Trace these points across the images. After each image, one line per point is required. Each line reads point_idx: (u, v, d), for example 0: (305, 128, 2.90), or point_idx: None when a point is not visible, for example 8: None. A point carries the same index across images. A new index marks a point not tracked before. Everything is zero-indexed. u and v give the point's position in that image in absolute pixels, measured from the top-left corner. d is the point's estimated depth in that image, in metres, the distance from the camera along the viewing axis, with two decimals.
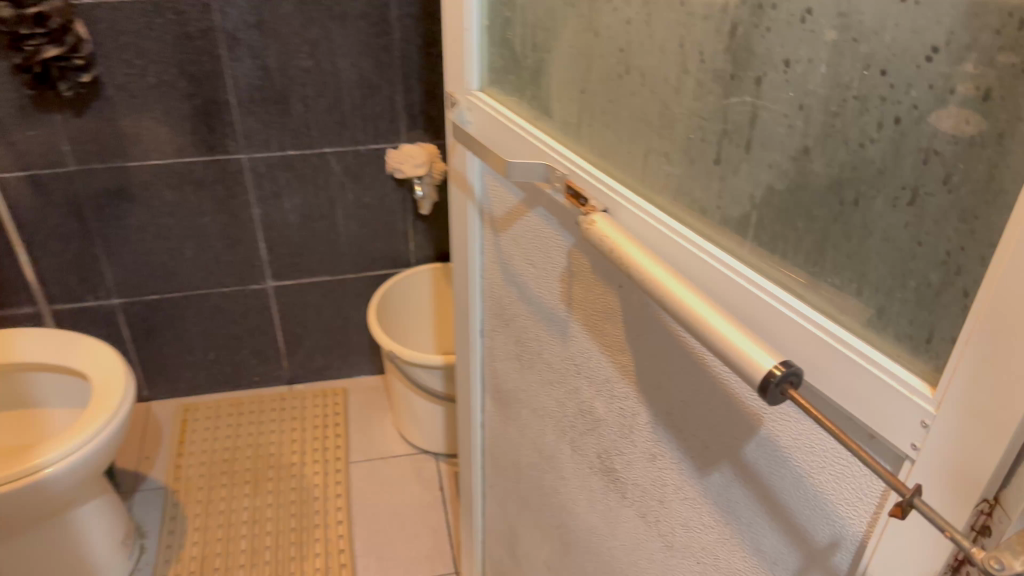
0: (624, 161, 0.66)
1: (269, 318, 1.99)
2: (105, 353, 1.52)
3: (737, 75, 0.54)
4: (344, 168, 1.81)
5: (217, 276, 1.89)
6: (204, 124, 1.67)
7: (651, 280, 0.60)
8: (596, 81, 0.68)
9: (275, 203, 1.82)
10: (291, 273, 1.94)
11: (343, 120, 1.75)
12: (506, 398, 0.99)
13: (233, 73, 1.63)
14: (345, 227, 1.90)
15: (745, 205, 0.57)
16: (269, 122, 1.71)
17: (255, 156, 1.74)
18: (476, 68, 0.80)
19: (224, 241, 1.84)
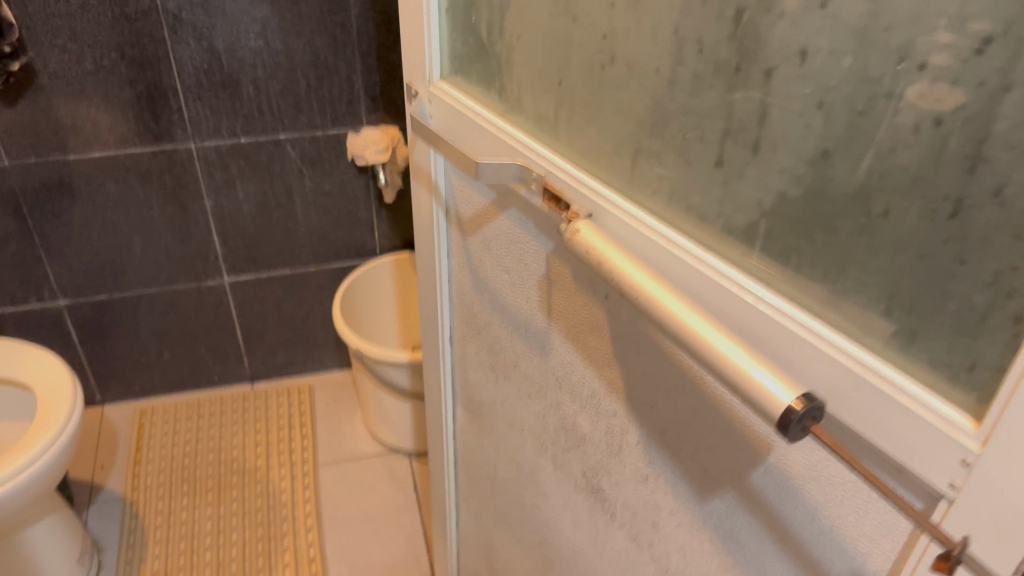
0: (609, 161, 0.59)
1: (226, 314, 1.90)
2: (50, 364, 1.43)
3: (743, 66, 0.47)
4: (300, 154, 1.72)
5: (169, 272, 1.79)
6: (148, 112, 1.57)
7: (646, 297, 0.53)
8: (575, 73, 0.59)
9: (228, 193, 1.72)
10: (248, 267, 1.85)
11: (298, 104, 1.66)
12: (480, 408, 0.92)
13: (178, 57, 1.52)
14: (304, 216, 1.82)
15: (753, 214, 0.50)
16: (217, 108, 1.61)
17: (205, 145, 1.64)
18: (436, 56, 0.72)
19: (175, 235, 1.74)
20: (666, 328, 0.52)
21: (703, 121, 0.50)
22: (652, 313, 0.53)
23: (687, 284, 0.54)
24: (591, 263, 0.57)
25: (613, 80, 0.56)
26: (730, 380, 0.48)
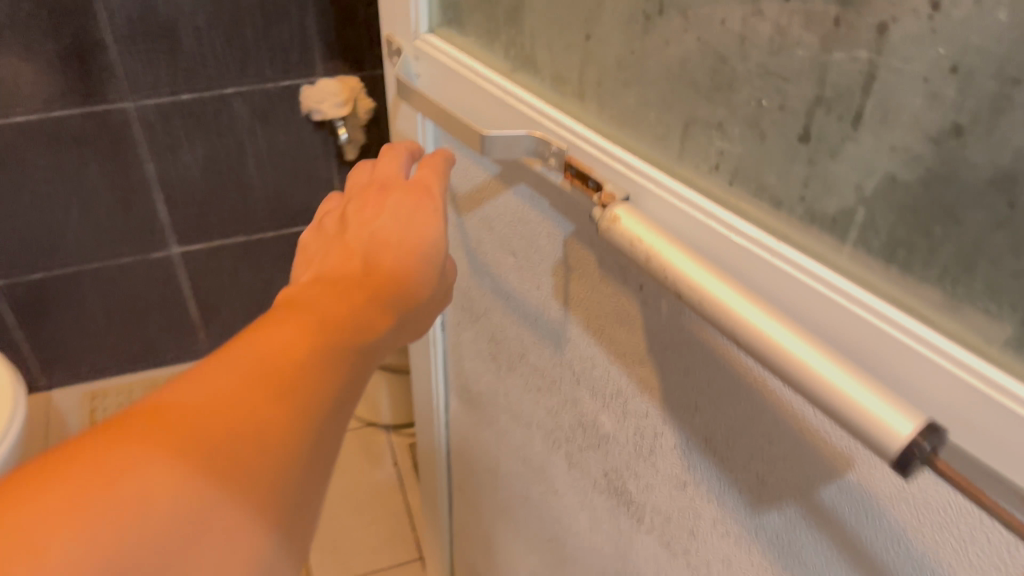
0: (652, 131, 0.49)
1: (177, 288, 1.77)
2: None
3: (846, 19, 0.37)
4: (250, 108, 1.55)
5: (112, 245, 1.64)
6: (72, 67, 1.38)
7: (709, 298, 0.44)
8: (608, 26, 0.49)
9: (172, 155, 1.56)
10: (199, 236, 1.71)
11: (246, 54, 1.48)
12: (477, 399, 0.83)
13: (102, 7, 1.34)
14: (258, 177, 1.66)
15: (849, 199, 0.41)
16: (153, 62, 1.43)
17: (144, 104, 1.47)
18: (424, 6, 0.60)
19: (116, 203, 1.58)
20: (741, 340, 0.43)
21: (786, 87, 0.41)
22: (722, 321, 0.44)
23: (758, 282, 0.44)
24: (639, 259, 0.47)
25: (661, 35, 0.46)
26: (827, 404, 0.40)
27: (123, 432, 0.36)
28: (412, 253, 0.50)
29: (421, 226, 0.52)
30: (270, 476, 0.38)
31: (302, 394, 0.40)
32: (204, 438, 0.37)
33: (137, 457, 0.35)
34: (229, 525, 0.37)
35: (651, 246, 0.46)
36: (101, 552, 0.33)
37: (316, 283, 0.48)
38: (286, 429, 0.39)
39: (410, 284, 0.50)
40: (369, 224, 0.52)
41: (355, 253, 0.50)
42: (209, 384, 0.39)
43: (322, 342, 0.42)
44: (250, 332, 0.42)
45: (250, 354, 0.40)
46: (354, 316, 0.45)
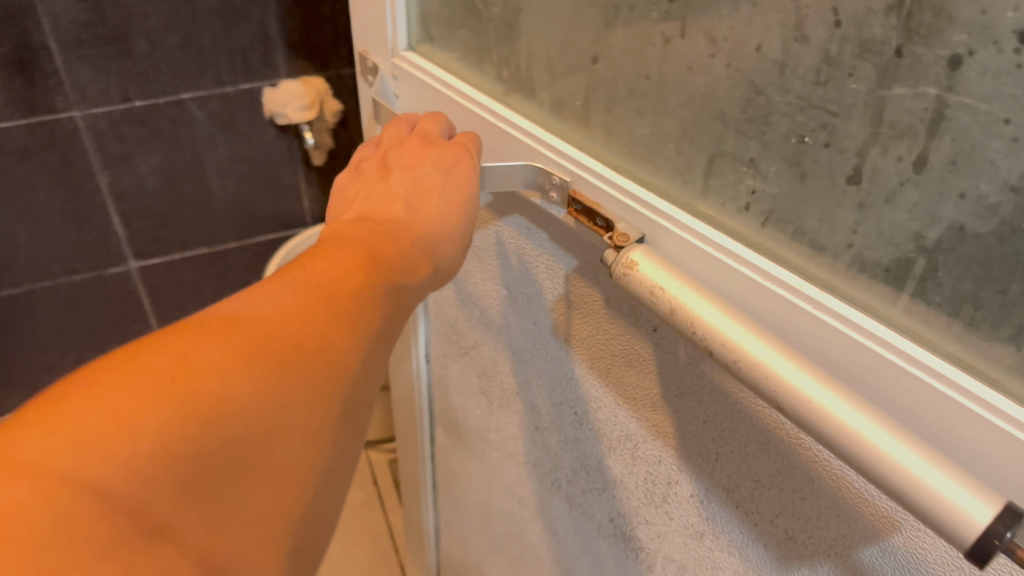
0: (670, 165, 0.44)
1: (139, 308, 1.59)
2: None
3: (911, 49, 0.32)
4: (210, 116, 1.37)
5: (62, 261, 1.43)
6: (15, 76, 1.20)
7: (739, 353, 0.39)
8: (620, 48, 0.43)
9: (127, 165, 1.37)
10: (159, 251, 1.51)
11: (205, 59, 1.30)
12: (466, 434, 0.78)
13: (42, 8, 1.15)
14: (221, 186, 1.48)
15: (906, 248, 0.36)
16: (102, 65, 1.24)
17: (93, 113, 1.28)
18: (402, 19, 0.54)
19: (69, 219, 1.38)
20: (782, 405, 0.38)
21: (834, 122, 0.35)
22: (761, 384, 0.38)
23: (796, 335, 0.39)
24: (661, 311, 0.42)
25: (682, 59, 0.40)
26: (885, 484, 0.35)
27: (184, 328, 0.35)
28: (450, 203, 0.47)
29: (460, 175, 0.48)
30: (331, 387, 0.37)
31: (356, 322, 0.39)
32: (276, 338, 0.36)
33: (213, 371, 0.33)
34: (293, 431, 0.35)
35: (670, 292, 0.41)
36: (187, 430, 0.31)
37: (349, 237, 0.43)
38: (347, 348, 0.38)
39: (436, 251, 0.45)
40: (411, 171, 0.48)
41: (395, 200, 0.46)
42: (275, 302, 0.37)
43: (371, 273, 0.41)
44: (297, 262, 0.41)
45: (308, 274, 0.39)
46: (387, 269, 0.42)
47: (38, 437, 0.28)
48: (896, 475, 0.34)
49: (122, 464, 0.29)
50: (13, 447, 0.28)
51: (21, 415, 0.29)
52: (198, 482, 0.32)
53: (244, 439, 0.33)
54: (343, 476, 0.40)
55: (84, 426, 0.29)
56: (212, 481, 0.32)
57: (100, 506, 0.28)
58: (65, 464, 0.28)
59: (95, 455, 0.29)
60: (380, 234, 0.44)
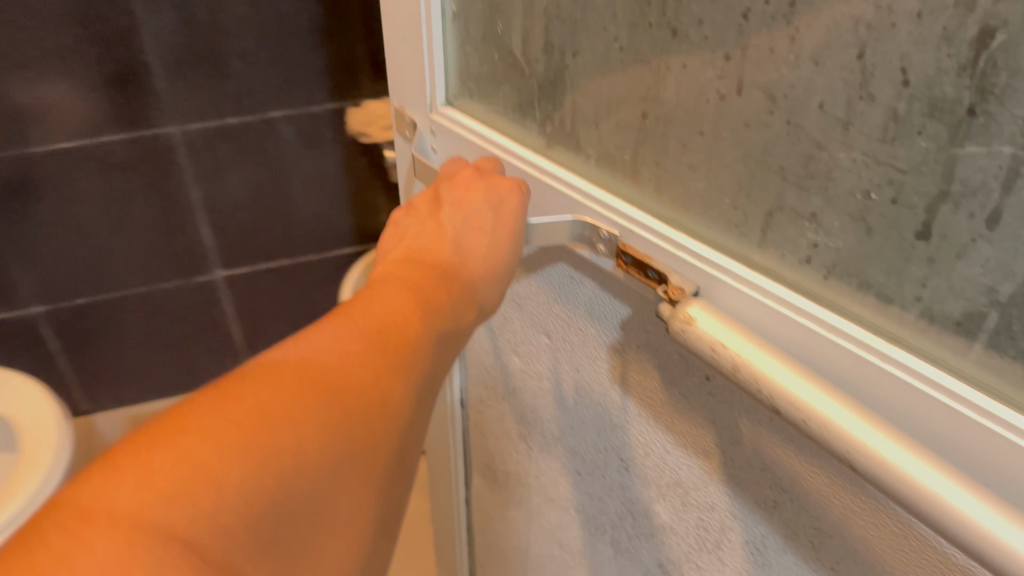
0: (725, 218, 0.44)
1: (239, 311, 1.49)
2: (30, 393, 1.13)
3: (984, 108, 0.31)
4: (297, 134, 1.26)
5: (154, 272, 1.36)
6: (116, 91, 1.14)
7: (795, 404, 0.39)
8: (671, 105, 0.43)
9: (218, 181, 1.28)
10: (246, 260, 1.40)
11: (291, 76, 1.19)
12: (505, 478, 0.77)
13: (139, 31, 1.09)
14: (304, 200, 1.35)
15: (978, 301, 0.36)
16: (202, 87, 1.17)
17: (190, 129, 1.20)
18: (442, 76, 0.54)
19: (161, 231, 1.32)
20: (854, 464, 0.37)
21: (901, 179, 0.35)
22: (833, 444, 0.38)
23: (864, 389, 0.38)
24: (724, 368, 0.41)
25: (738, 117, 0.40)
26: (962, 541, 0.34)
27: (250, 379, 0.35)
28: (497, 243, 0.48)
29: (507, 212, 0.49)
30: (391, 432, 0.38)
31: (408, 368, 0.40)
32: (340, 385, 0.37)
33: (284, 419, 0.34)
34: (353, 482, 0.36)
35: (726, 342, 0.41)
36: (265, 479, 0.32)
37: (404, 279, 0.45)
38: (402, 395, 0.39)
39: (482, 288, 0.47)
40: (461, 210, 0.49)
41: (445, 241, 0.48)
42: (335, 348, 0.38)
43: (423, 317, 0.42)
44: (347, 306, 0.42)
45: (365, 320, 0.40)
46: (438, 309, 0.44)
47: (132, 486, 0.29)
48: (978, 535, 0.33)
49: (207, 515, 0.30)
50: (108, 496, 0.29)
51: (108, 462, 0.30)
52: (275, 532, 0.32)
53: (313, 490, 0.34)
54: (386, 528, 0.40)
55: (172, 474, 0.30)
56: (287, 532, 0.33)
57: (190, 557, 0.29)
58: (155, 515, 0.29)
59: (182, 508, 0.29)
60: (429, 279, 0.45)
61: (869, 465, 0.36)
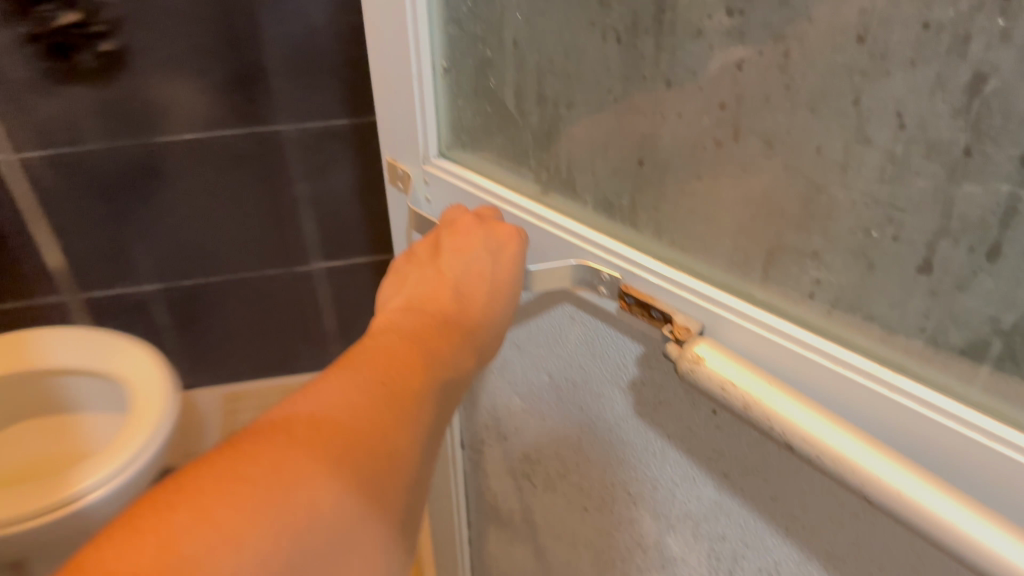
0: (725, 258, 0.44)
1: (318, 301, 1.65)
2: (145, 362, 1.25)
3: (979, 149, 0.33)
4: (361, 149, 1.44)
5: (269, 259, 1.54)
6: (237, 92, 1.32)
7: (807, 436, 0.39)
8: (667, 151, 0.44)
9: (324, 178, 1.46)
10: (339, 252, 1.58)
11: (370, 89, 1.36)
12: (511, 517, 0.78)
13: (270, 33, 1.27)
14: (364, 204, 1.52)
15: (982, 330, 0.37)
16: (325, 93, 1.35)
17: (307, 128, 1.39)
18: (435, 128, 0.54)
19: (317, 209, 1.50)
20: (871, 497, 0.37)
21: (899, 217, 0.36)
22: (846, 478, 0.38)
23: (875, 419, 0.39)
24: (735, 407, 0.42)
25: (736, 161, 0.41)
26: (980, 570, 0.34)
27: (261, 438, 0.35)
28: (495, 288, 0.47)
29: (505, 256, 0.48)
30: (404, 487, 0.38)
31: (417, 420, 0.40)
32: (351, 440, 0.36)
33: (296, 478, 0.34)
34: (370, 539, 0.36)
35: (732, 378, 0.41)
36: (280, 541, 0.32)
37: (406, 329, 0.44)
38: (412, 447, 0.39)
39: (481, 333, 0.46)
40: (458, 257, 0.48)
41: (444, 286, 0.47)
42: (344, 403, 0.38)
43: (429, 365, 0.42)
44: (353, 356, 0.42)
45: (373, 373, 0.40)
46: (442, 359, 0.43)
47: (149, 552, 0.29)
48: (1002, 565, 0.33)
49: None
50: (127, 560, 0.29)
51: (127, 524, 0.30)
52: None
53: (329, 549, 0.33)
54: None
55: (188, 538, 0.30)
56: None
57: None
58: None
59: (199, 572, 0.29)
60: (431, 326, 0.44)
61: (884, 495, 0.37)
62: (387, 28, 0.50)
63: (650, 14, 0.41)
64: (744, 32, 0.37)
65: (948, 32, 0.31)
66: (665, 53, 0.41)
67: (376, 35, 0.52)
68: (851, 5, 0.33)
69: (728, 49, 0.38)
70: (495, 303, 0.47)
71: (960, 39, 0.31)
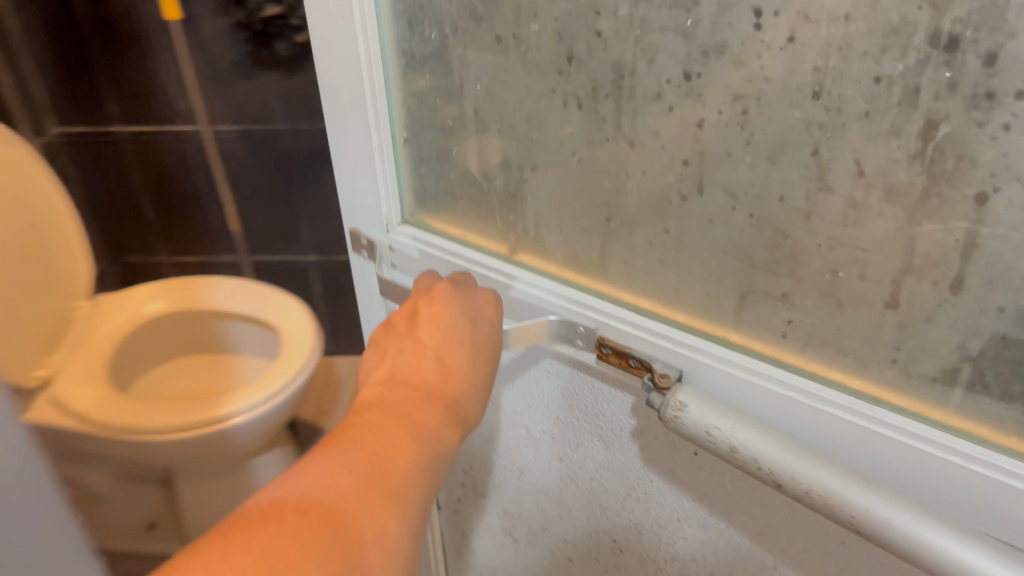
0: (698, 305, 0.46)
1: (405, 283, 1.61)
2: (297, 312, 1.21)
3: (937, 190, 0.35)
4: None
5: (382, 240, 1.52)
6: None
7: (795, 475, 0.40)
8: (634, 208, 0.45)
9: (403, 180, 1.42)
10: None
11: None
12: (494, 569, 0.78)
13: None
14: None
15: (951, 357, 0.38)
16: None
17: None
18: (396, 197, 0.53)
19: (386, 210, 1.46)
20: (860, 527, 0.39)
21: (865, 257, 0.38)
22: (837, 512, 0.39)
23: (854, 449, 0.41)
24: (722, 450, 0.42)
25: (702, 213, 0.42)
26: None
27: (256, 523, 0.34)
28: (473, 356, 0.47)
29: (484, 323, 0.48)
30: (398, 564, 0.37)
31: (406, 493, 0.39)
32: (343, 522, 0.36)
33: (293, 566, 0.33)
34: None
35: (716, 423, 0.42)
36: None
37: (390, 404, 0.43)
38: (402, 522, 0.38)
39: (464, 404, 0.46)
40: (435, 327, 0.47)
41: (424, 354, 0.46)
42: (334, 482, 0.37)
43: (415, 434, 0.42)
44: (335, 432, 0.41)
45: (359, 447, 0.40)
46: (426, 437, 0.42)
47: None
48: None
49: None
50: None
51: None
52: None
53: None
54: None
55: None
56: None
57: None
58: None
59: None
60: (410, 394, 0.44)
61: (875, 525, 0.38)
62: (345, 100, 0.48)
63: (609, 81, 0.41)
64: (702, 93, 0.38)
65: (899, 86, 0.33)
66: (626, 115, 0.41)
67: (331, 105, 0.50)
68: (804, 64, 0.35)
69: (688, 109, 0.39)
70: (474, 366, 0.47)
71: (911, 92, 0.33)
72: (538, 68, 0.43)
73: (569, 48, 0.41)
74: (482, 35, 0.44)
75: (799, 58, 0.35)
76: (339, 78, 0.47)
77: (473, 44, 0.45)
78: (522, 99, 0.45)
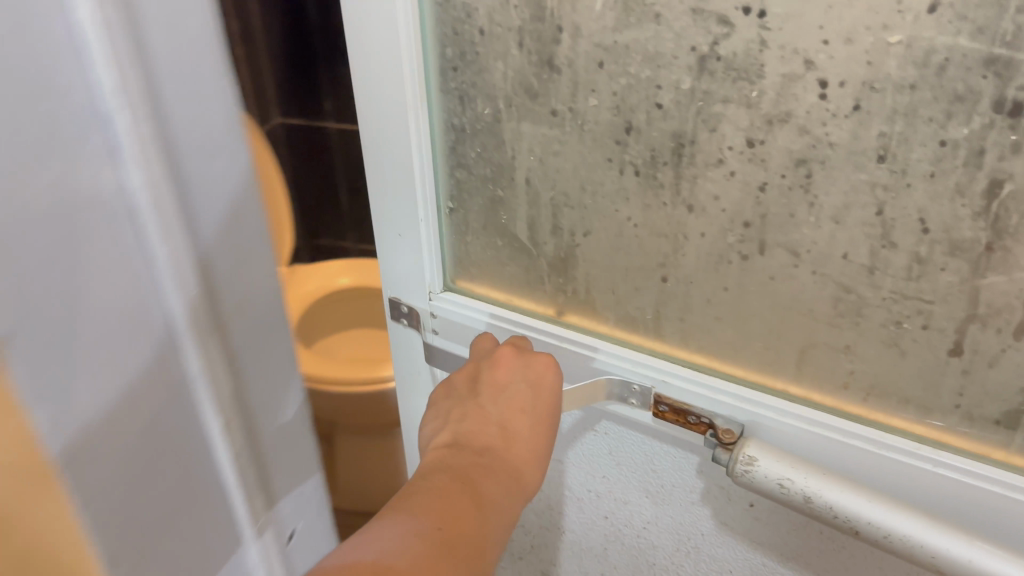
0: (757, 358, 0.47)
1: None
2: None
3: (1000, 244, 0.36)
4: None
5: None
6: None
7: (869, 517, 0.41)
8: (691, 268, 0.46)
9: None
10: None
11: None
12: None
13: None
14: None
15: (1015, 400, 0.40)
16: None
17: None
18: (438, 266, 0.55)
19: None
20: (940, 567, 0.40)
21: (929, 308, 0.40)
22: (917, 554, 0.41)
23: (923, 493, 0.43)
24: (796, 501, 0.43)
25: (763, 272, 0.43)
26: None
27: None
28: (536, 423, 0.46)
29: (545, 387, 0.47)
30: None
31: (475, 562, 0.38)
32: None
33: None
34: None
35: (786, 472, 0.43)
36: None
37: (456, 468, 0.42)
38: None
39: (525, 472, 0.44)
40: (497, 393, 0.46)
41: (487, 420, 0.45)
42: (404, 549, 0.36)
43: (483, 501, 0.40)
44: (400, 498, 0.40)
45: (426, 513, 0.38)
46: (490, 505, 0.40)
47: None
48: None
49: None
50: None
51: None
52: None
53: None
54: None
55: None
56: None
57: None
58: None
59: None
60: (474, 461, 0.42)
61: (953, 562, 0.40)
62: (397, 167, 0.51)
63: (669, 149, 0.42)
64: (764, 158, 0.40)
65: (964, 148, 0.35)
66: (685, 181, 0.43)
67: (377, 179, 0.52)
68: (869, 130, 0.37)
69: (751, 174, 0.41)
70: (537, 433, 0.45)
71: (976, 153, 0.35)
72: (595, 139, 0.45)
73: (627, 119, 0.43)
74: (537, 110, 0.45)
75: (864, 125, 0.37)
76: (391, 150, 0.50)
77: (527, 118, 0.46)
78: (576, 168, 0.46)
